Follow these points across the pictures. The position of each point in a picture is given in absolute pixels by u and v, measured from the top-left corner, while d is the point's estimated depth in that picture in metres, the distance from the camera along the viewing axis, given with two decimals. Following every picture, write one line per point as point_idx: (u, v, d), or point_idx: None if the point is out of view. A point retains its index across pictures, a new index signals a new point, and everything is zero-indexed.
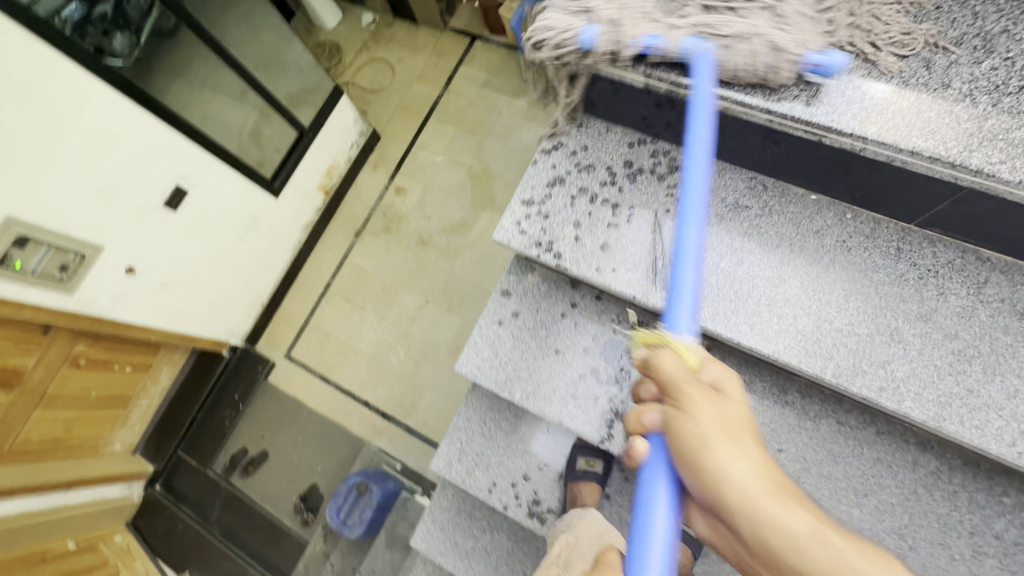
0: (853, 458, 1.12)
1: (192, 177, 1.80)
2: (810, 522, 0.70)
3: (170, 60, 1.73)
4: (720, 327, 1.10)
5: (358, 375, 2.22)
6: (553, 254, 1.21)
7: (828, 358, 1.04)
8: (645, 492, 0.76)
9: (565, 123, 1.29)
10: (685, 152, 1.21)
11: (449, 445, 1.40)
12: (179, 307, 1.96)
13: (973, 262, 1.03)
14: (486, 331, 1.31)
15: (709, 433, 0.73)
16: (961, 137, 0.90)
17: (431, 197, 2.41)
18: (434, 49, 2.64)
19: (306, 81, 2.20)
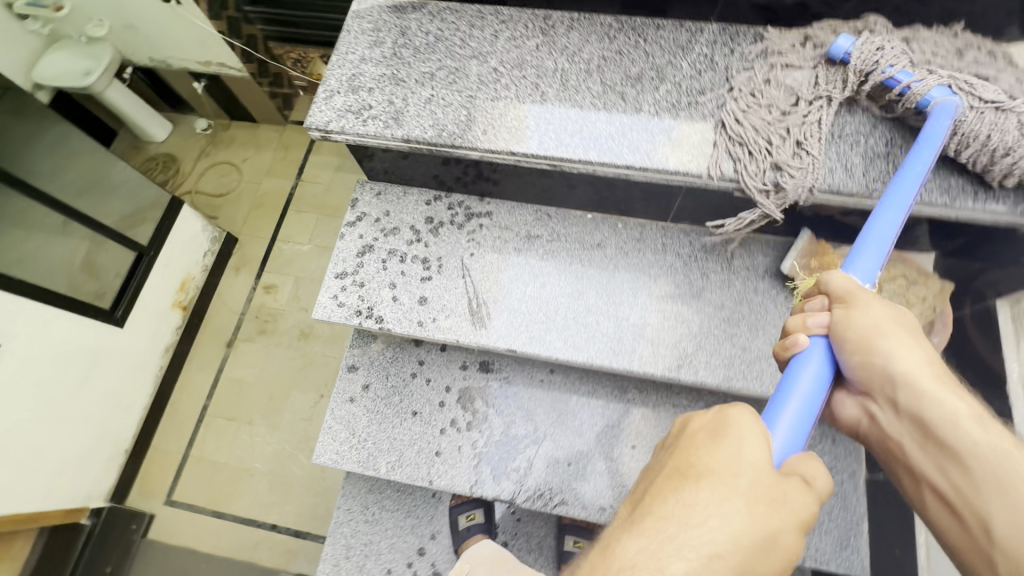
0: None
1: (3, 327, 1.55)
2: (980, 411, 0.64)
3: None
4: (538, 349, 1.12)
5: (259, 498, 1.99)
6: (374, 319, 1.19)
7: (633, 351, 1.09)
8: (791, 373, 0.71)
9: (364, 194, 1.30)
10: (477, 199, 1.27)
11: (333, 545, 1.28)
12: (12, 482, 1.62)
13: (721, 245, 1.14)
14: (339, 413, 1.25)
15: (882, 322, 0.69)
16: (661, 147, 1.01)
17: (305, 288, 2.32)
18: (279, 143, 2.62)
19: (139, 199, 2.07)
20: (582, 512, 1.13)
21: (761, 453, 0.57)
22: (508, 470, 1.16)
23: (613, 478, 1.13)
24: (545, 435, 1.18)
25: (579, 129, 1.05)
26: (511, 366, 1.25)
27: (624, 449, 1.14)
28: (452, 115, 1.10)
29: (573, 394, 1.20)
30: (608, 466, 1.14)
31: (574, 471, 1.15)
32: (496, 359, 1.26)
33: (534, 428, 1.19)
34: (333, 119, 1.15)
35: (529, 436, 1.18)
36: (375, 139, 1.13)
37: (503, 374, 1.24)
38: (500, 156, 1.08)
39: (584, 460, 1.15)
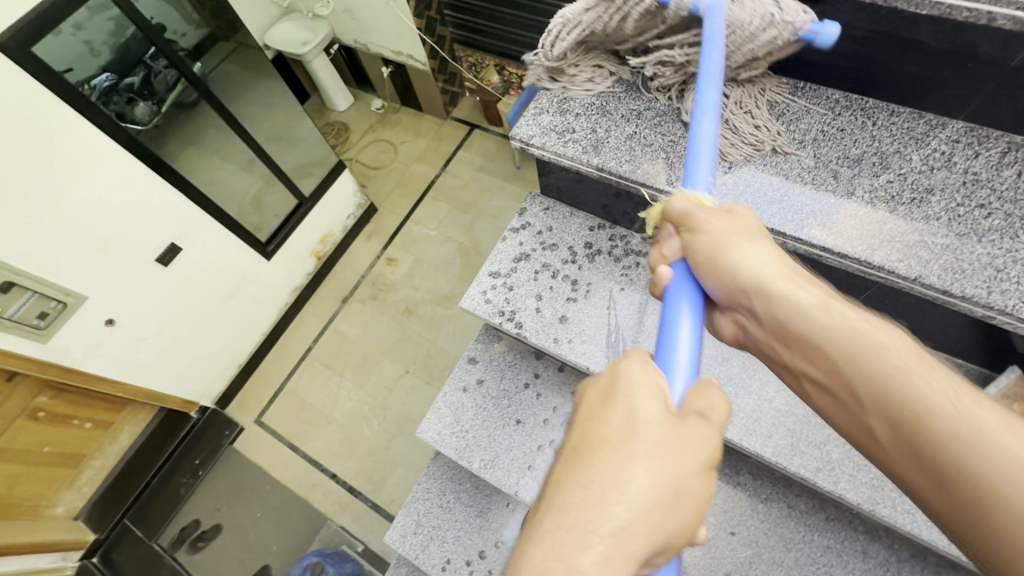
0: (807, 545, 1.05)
1: (188, 236, 1.86)
2: (823, 296, 0.61)
3: (184, 130, 1.85)
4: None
5: (328, 446, 2.14)
6: (514, 323, 1.24)
7: (768, 436, 1.00)
8: (670, 311, 0.68)
9: (533, 206, 1.36)
10: (640, 238, 1.26)
11: (405, 516, 1.34)
12: (153, 363, 1.93)
13: None
14: (450, 398, 1.31)
15: (724, 237, 0.67)
16: (865, 239, 0.91)
17: (421, 269, 2.48)
18: (436, 134, 2.85)
19: (312, 155, 2.34)
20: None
21: (648, 404, 0.54)
22: None
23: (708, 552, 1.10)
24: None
25: (777, 197, 0.99)
26: None
27: (720, 532, 1.10)
28: (645, 154, 1.09)
29: None
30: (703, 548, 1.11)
31: None
32: None
33: None
34: (534, 134, 1.18)
35: None
36: (570, 161, 1.15)
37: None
38: None
39: None
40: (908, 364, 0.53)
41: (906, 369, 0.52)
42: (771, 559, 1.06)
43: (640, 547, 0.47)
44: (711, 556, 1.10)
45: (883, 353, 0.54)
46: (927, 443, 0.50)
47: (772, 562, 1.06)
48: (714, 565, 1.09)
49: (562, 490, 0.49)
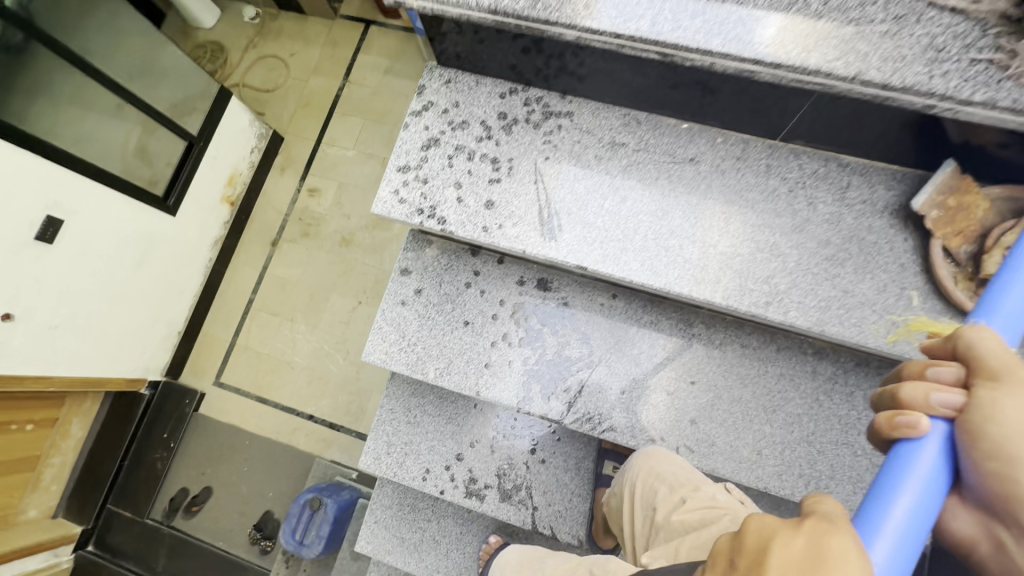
0: (760, 377, 1.10)
1: (66, 205, 1.60)
2: None
3: (19, 80, 1.52)
4: (610, 269, 1.05)
5: (298, 390, 2.11)
6: (436, 220, 1.15)
7: (718, 281, 1.01)
8: (907, 461, 0.53)
9: (432, 81, 1.20)
10: (557, 96, 1.15)
11: (376, 439, 1.36)
12: (76, 350, 1.76)
13: (836, 169, 1.02)
14: (390, 314, 1.26)
15: None
16: (803, 41, 0.83)
17: (347, 194, 2.31)
18: (328, 39, 2.50)
19: (191, 88, 2.04)
20: (628, 440, 1.13)
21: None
22: (559, 389, 1.17)
23: (671, 404, 1.12)
24: (599, 359, 1.17)
25: (698, 9, 0.87)
26: (570, 288, 1.22)
27: (681, 384, 1.12)
28: None
29: (633, 323, 1.17)
30: (665, 399, 1.12)
31: (627, 400, 1.13)
32: (556, 278, 1.23)
33: (590, 351, 1.17)
34: None
35: (583, 359, 1.17)
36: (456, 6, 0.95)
37: (561, 295, 1.22)
38: (599, 36, 0.91)
39: (638, 389, 1.13)
40: None
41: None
42: (730, 397, 1.10)
43: None
44: (676, 408, 1.11)
45: None
46: None
47: (732, 401, 1.10)
48: (680, 415, 1.11)
49: None
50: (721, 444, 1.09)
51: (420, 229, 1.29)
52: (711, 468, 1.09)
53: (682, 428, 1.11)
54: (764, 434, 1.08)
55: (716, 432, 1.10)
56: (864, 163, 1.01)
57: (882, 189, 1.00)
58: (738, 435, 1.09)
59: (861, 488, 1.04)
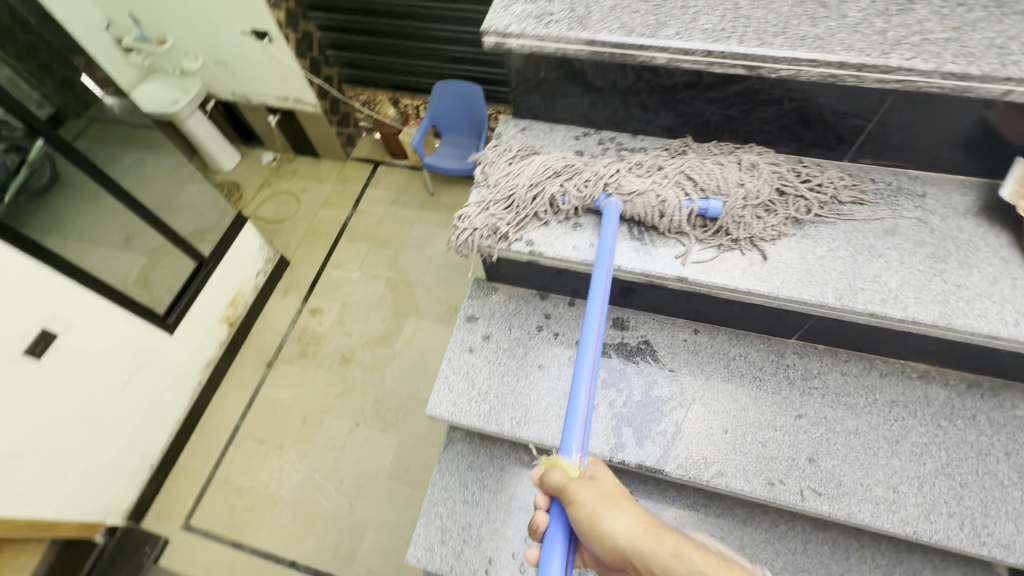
0: (838, 455, 1.00)
1: (64, 318, 1.56)
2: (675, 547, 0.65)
3: (48, 207, 1.61)
4: (714, 279, 1.01)
5: (280, 530, 1.85)
6: (524, 242, 1.11)
7: (825, 283, 0.96)
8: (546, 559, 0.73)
9: (509, 129, 1.25)
10: (629, 137, 1.21)
11: (427, 527, 1.17)
12: (36, 484, 1.54)
13: (907, 181, 1.06)
14: (457, 362, 1.19)
15: (601, 497, 0.71)
16: (877, 46, 0.90)
17: (350, 313, 2.31)
18: (339, 177, 2.73)
19: (204, 220, 2.15)
20: (742, 485, 0.99)
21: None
22: (654, 433, 1.06)
23: (783, 440, 1.03)
24: (693, 397, 1.09)
25: (774, 30, 0.95)
26: (649, 325, 1.19)
27: (788, 419, 1.04)
28: (629, 14, 1.03)
29: (724, 357, 1.13)
30: (773, 435, 1.03)
31: (733, 440, 1.04)
32: (633, 317, 1.20)
33: (680, 390, 1.10)
34: (510, 24, 1.06)
35: (674, 399, 1.09)
36: (555, 44, 1.03)
37: (640, 332, 1.18)
38: (686, 59, 0.97)
39: (741, 427, 1.05)
40: None
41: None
42: (845, 430, 1.02)
43: None
44: (787, 444, 1.02)
45: None
46: None
47: (848, 434, 1.02)
48: (794, 454, 1.01)
49: None
50: (849, 482, 0.97)
51: (487, 277, 1.29)
52: (848, 513, 0.95)
53: (801, 469, 1.00)
54: (894, 468, 0.97)
55: (840, 470, 0.99)
56: (931, 175, 1.06)
57: (957, 195, 1.03)
58: (866, 471, 0.98)
59: (983, 542, 0.90)
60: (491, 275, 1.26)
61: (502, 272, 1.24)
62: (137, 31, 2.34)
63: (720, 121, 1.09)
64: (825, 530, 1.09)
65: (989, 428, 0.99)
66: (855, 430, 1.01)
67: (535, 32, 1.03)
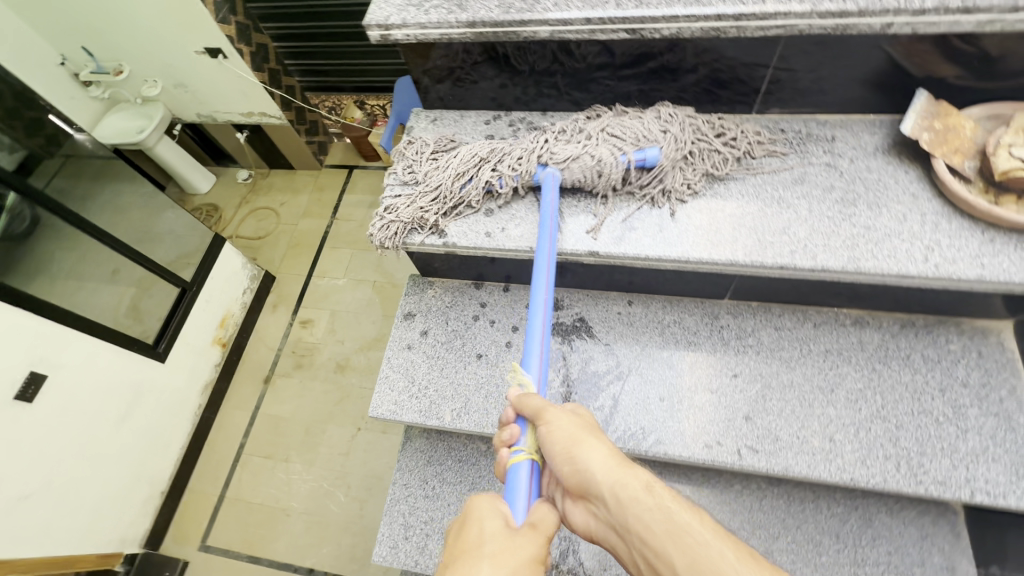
0: (828, 412, 0.98)
1: (51, 359, 1.57)
2: (645, 482, 0.66)
3: (30, 255, 1.60)
4: (624, 249, 1.00)
5: (294, 540, 1.88)
6: (437, 234, 1.11)
7: (734, 241, 0.96)
8: (511, 479, 0.75)
9: (420, 121, 1.26)
10: (539, 115, 1.20)
11: (389, 526, 1.19)
12: (47, 524, 1.57)
13: (815, 128, 1.06)
14: (396, 361, 1.19)
15: (578, 428, 0.73)
16: None
17: (341, 320, 2.31)
18: (314, 186, 2.72)
19: (186, 245, 2.15)
20: (680, 451, 1.00)
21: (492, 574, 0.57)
22: (593, 409, 1.07)
23: (719, 403, 1.02)
24: (630, 368, 1.09)
25: None
26: (583, 302, 1.19)
27: (723, 379, 1.04)
28: None
29: (658, 325, 1.13)
30: (710, 399, 1.03)
31: (668, 406, 1.04)
32: (567, 296, 1.20)
33: (617, 363, 1.10)
34: (391, 16, 1.04)
35: (611, 372, 1.09)
36: (439, 32, 1.02)
37: (575, 311, 1.18)
38: (569, 30, 0.95)
39: (678, 394, 1.05)
40: (713, 543, 0.58)
41: (704, 543, 0.59)
42: (780, 384, 1.02)
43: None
44: (723, 405, 1.02)
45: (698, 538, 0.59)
46: None
47: (783, 388, 1.01)
48: (730, 414, 1.01)
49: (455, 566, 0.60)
50: (787, 437, 0.97)
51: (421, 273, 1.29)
52: (784, 466, 0.95)
53: (738, 428, 1.00)
54: (830, 417, 0.97)
55: (777, 425, 0.99)
56: (841, 118, 1.05)
57: (867, 136, 1.03)
58: (803, 424, 0.98)
59: (919, 480, 0.90)
60: (426, 270, 1.26)
61: (437, 267, 1.23)
62: (93, 64, 2.34)
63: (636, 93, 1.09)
64: (780, 485, 1.11)
65: (923, 366, 0.98)
66: (790, 384, 1.01)
67: (416, 21, 1.01)
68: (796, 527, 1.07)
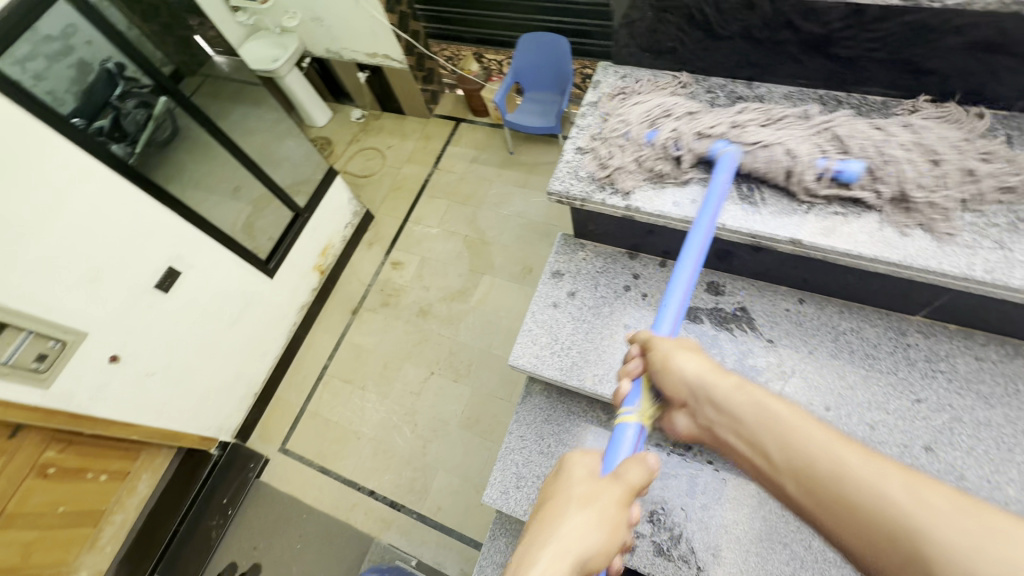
0: (970, 459, 0.90)
1: (185, 258, 1.75)
2: (738, 386, 0.74)
3: (165, 168, 1.76)
4: (833, 243, 0.94)
5: (362, 463, 2.02)
6: (619, 196, 1.10)
7: (975, 252, 0.87)
8: (618, 430, 0.82)
9: (608, 76, 1.27)
10: (742, 84, 1.16)
11: (503, 472, 1.24)
12: (165, 399, 1.79)
13: None
14: (541, 316, 1.23)
15: (682, 348, 0.84)
16: None
17: (429, 267, 2.39)
18: (422, 134, 2.78)
19: (297, 174, 2.29)
20: None
21: (578, 511, 0.66)
22: None
23: (895, 425, 0.96)
24: (793, 370, 1.04)
25: None
26: (746, 291, 1.15)
27: (902, 403, 0.97)
28: None
29: (832, 329, 1.07)
30: (886, 419, 0.97)
31: (836, 418, 0.98)
32: (728, 282, 1.17)
33: (780, 361, 1.05)
34: None
35: (772, 368, 1.05)
36: None
37: (737, 299, 1.15)
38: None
39: (848, 407, 0.99)
40: (808, 429, 0.64)
41: (794, 428, 0.65)
42: (974, 420, 0.93)
43: (597, 531, 0.64)
44: (901, 429, 0.95)
45: (792, 428, 0.65)
46: (830, 491, 0.59)
47: (977, 425, 0.93)
48: (906, 441, 0.94)
49: (551, 508, 0.69)
50: (973, 478, 0.89)
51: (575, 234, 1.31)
52: None
53: (914, 456, 0.93)
54: None
55: (962, 462, 0.90)
56: None
57: None
58: (997, 469, 0.88)
59: None
60: (580, 231, 1.28)
61: (592, 228, 1.25)
62: None
63: (853, 73, 1.03)
64: None
65: None
66: (986, 422, 0.92)
67: None
68: None
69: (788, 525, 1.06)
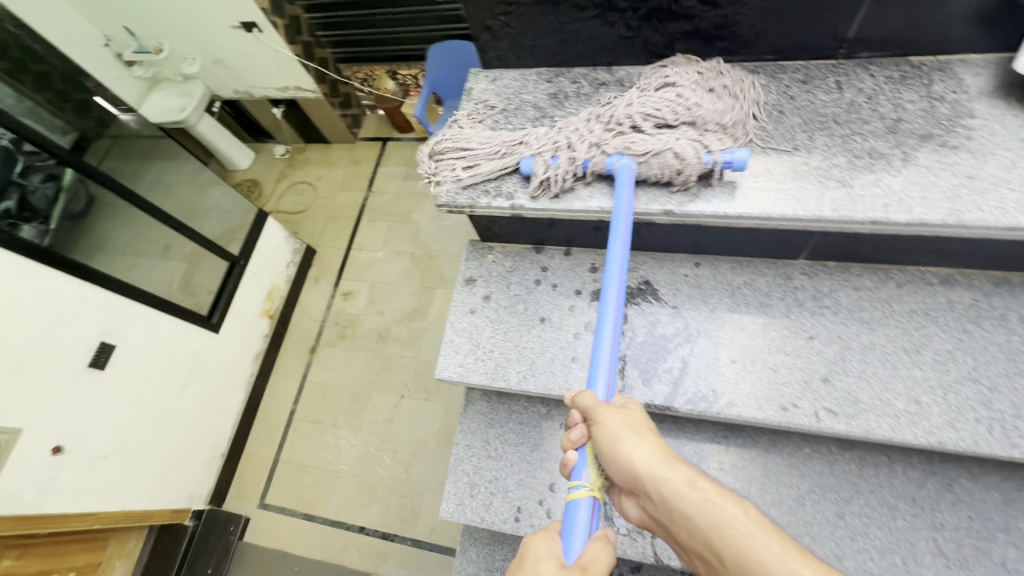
0: (901, 379, 0.95)
1: (117, 330, 1.66)
2: (687, 478, 0.66)
3: (85, 240, 1.67)
4: (700, 209, 0.99)
5: (347, 500, 1.98)
6: (504, 197, 1.11)
7: (859, 188, 0.93)
8: (569, 513, 0.76)
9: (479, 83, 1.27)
10: (604, 70, 1.20)
11: (456, 483, 1.24)
12: (124, 480, 1.70)
13: (911, 71, 1.01)
14: (460, 324, 1.23)
15: (628, 424, 0.75)
16: None
17: (381, 291, 2.36)
18: (350, 159, 2.74)
19: (229, 221, 2.22)
20: (753, 412, 0.99)
21: None
22: (661, 371, 1.07)
23: (793, 364, 1.01)
24: (699, 331, 1.08)
25: None
26: (647, 264, 1.19)
27: (799, 341, 1.02)
28: None
29: (729, 286, 1.12)
30: (785, 360, 1.02)
31: (741, 369, 1.03)
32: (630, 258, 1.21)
33: (685, 325, 1.10)
34: None
35: (679, 334, 1.09)
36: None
37: (640, 273, 1.18)
38: None
39: (751, 355, 1.03)
40: (760, 544, 0.56)
41: (748, 537, 0.57)
42: (861, 345, 0.99)
43: None
44: (799, 367, 1.00)
45: (746, 540, 0.57)
46: None
47: (864, 349, 0.99)
48: (807, 376, 0.99)
49: None
50: (868, 399, 0.95)
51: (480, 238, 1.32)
52: (866, 429, 0.93)
53: (815, 390, 0.98)
54: (919, 378, 0.94)
55: (856, 387, 0.97)
56: (937, 61, 1.01)
57: (969, 78, 0.98)
58: (887, 386, 0.95)
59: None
60: (485, 235, 1.29)
61: (495, 231, 1.26)
62: (135, 44, 2.38)
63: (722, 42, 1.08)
64: (852, 448, 1.07)
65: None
66: (872, 344, 0.99)
67: None
68: (870, 491, 1.03)
69: (728, 477, 1.09)
